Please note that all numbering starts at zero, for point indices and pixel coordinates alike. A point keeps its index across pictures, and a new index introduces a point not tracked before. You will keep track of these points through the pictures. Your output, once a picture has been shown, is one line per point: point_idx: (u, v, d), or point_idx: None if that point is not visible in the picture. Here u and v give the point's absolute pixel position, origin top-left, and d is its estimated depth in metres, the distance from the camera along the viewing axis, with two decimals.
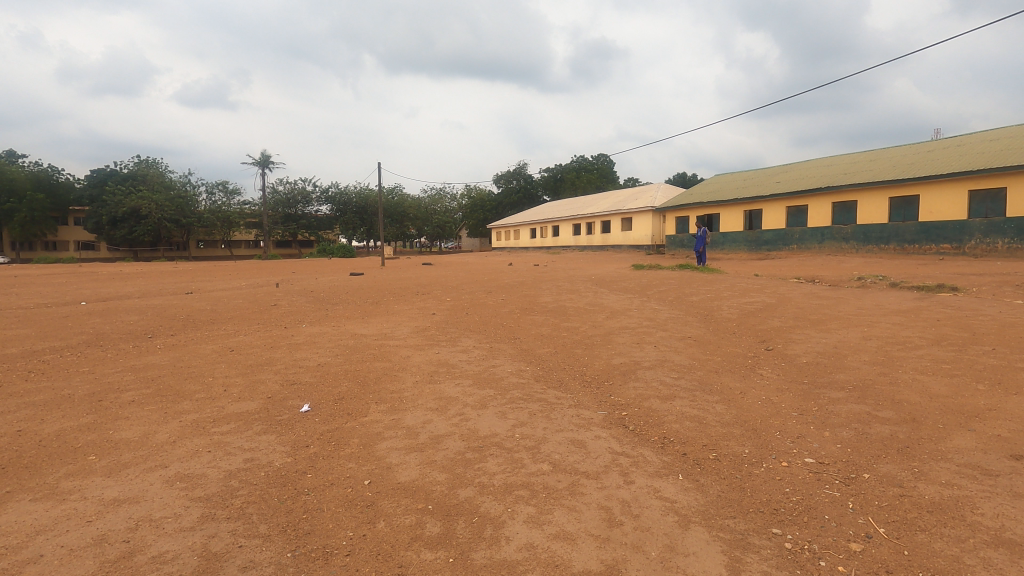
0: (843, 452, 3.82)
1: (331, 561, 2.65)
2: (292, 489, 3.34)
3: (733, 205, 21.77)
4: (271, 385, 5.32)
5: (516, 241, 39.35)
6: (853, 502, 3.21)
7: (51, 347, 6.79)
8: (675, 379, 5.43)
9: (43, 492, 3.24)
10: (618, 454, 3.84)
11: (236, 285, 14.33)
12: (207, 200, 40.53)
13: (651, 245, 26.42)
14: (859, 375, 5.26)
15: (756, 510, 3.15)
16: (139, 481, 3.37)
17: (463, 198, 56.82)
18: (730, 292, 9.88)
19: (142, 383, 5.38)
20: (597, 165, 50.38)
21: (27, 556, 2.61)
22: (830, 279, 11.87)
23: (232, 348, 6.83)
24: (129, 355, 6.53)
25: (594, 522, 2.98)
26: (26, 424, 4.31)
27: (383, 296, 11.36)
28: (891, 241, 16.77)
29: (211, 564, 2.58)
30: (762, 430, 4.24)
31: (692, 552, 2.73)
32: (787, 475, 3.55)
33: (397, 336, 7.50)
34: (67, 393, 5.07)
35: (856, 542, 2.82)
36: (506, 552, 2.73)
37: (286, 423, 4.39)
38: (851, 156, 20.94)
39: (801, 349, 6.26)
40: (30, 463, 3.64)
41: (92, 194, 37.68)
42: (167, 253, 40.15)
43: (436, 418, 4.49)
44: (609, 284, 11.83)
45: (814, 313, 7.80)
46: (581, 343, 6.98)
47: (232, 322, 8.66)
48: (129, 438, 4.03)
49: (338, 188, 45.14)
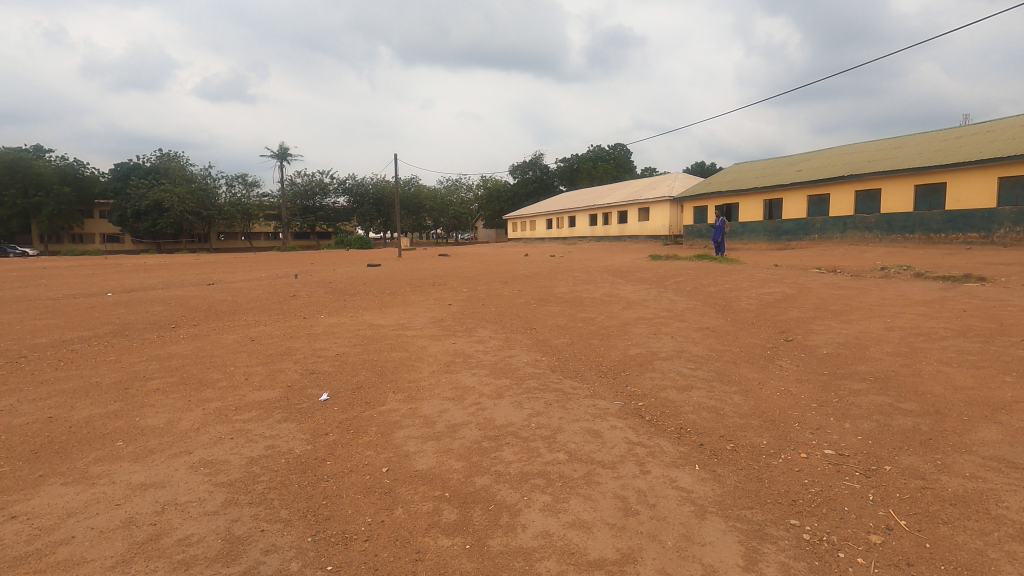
0: (863, 444, 3.76)
1: (350, 546, 2.70)
2: (312, 475, 3.41)
3: (752, 194, 21.42)
4: (291, 374, 5.42)
5: (532, 232, 39.29)
6: (874, 494, 3.17)
7: (79, 337, 6.97)
8: (692, 370, 5.40)
9: (74, 476, 3.34)
10: (634, 444, 3.83)
11: (256, 276, 14.50)
12: (227, 192, 41.13)
13: (668, 236, 26.17)
14: (881, 367, 5.16)
15: (774, 501, 3.13)
16: (165, 467, 3.46)
17: (479, 189, 56.77)
18: (749, 282, 9.74)
19: (167, 371, 5.52)
20: (615, 154, 49.88)
21: (59, 538, 2.70)
22: (852, 269, 11.64)
23: (253, 338, 6.95)
24: (153, 345, 6.68)
25: (610, 511, 2.99)
26: (57, 411, 4.45)
27: (400, 287, 11.40)
28: (916, 231, 16.38)
29: (234, 548, 2.64)
30: (781, 421, 4.20)
31: (708, 542, 2.72)
32: (806, 466, 3.51)
33: (414, 327, 7.55)
34: (94, 381, 5.21)
35: (875, 534, 2.79)
36: (522, 539, 2.75)
37: (305, 411, 4.47)
38: (875, 143, 20.49)
39: (821, 341, 6.16)
40: (60, 448, 3.76)
41: (116, 188, 38.58)
42: (189, 245, 40.82)
43: (453, 407, 4.53)
44: (625, 274, 11.78)
45: (836, 304, 7.66)
46: (597, 334, 6.97)
47: (252, 312, 8.80)
48: (155, 425, 4.14)
49: (354, 180, 45.49)
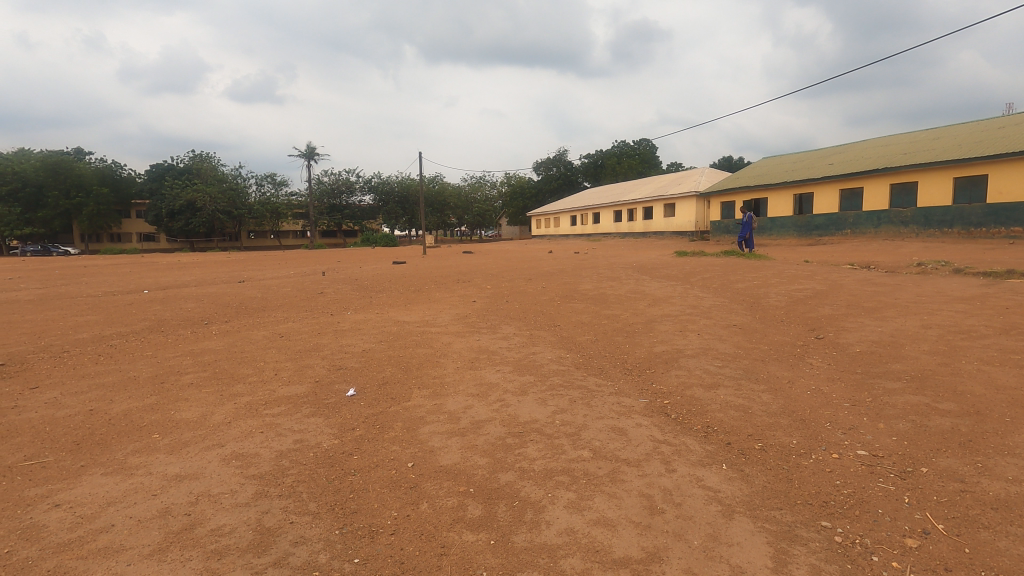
0: (898, 445, 3.66)
1: (376, 539, 2.74)
2: (339, 469, 3.46)
3: (782, 188, 20.93)
4: (318, 370, 5.51)
5: (556, 228, 39.16)
6: (909, 497, 3.07)
7: (118, 333, 7.23)
8: (720, 367, 5.32)
9: (113, 467, 3.47)
10: (659, 442, 3.79)
11: (284, 274, 14.75)
12: (256, 192, 42.13)
13: (695, 232, 25.79)
14: (917, 365, 5.00)
15: (805, 502, 3.07)
16: (199, 459, 3.56)
17: (502, 185, 56.71)
18: (778, 278, 9.53)
19: (200, 366, 5.68)
20: (640, 149, 49.38)
21: (100, 525, 2.81)
22: (887, 265, 11.30)
23: (282, 334, 7.10)
24: (187, 341, 6.88)
25: (635, 509, 2.97)
26: (98, 404, 4.62)
27: (426, 284, 11.49)
28: (955, 225, 15.78)
29: (265, 539, 2.71)
30: (812, 421, 4.11)
31: (735, 542, 2.68)
32: (838, 467, 3.43)
33: (438, 323, 7.62)
34: (132, 376, 5.39)
35: (911, 538, 2.71)
36: (547, 535, 2.75)
37: (333, 406, 4.55)
38: (912, 135, 19.80)
39: (854, 338, 6.01)
40: (100, 439, 3.90)
41: (152, 189, 39.92)
42: (221, 244, 41.90)
43: (477, 403, 4.56)
44: (651, 271, 11.67)
45: (869, 301, 7.45)
46: (622, 331, 6.91)
47: (281, 309, 8.99)
48: (188, 419, 4.27)
49: (379, 179, 46.07)
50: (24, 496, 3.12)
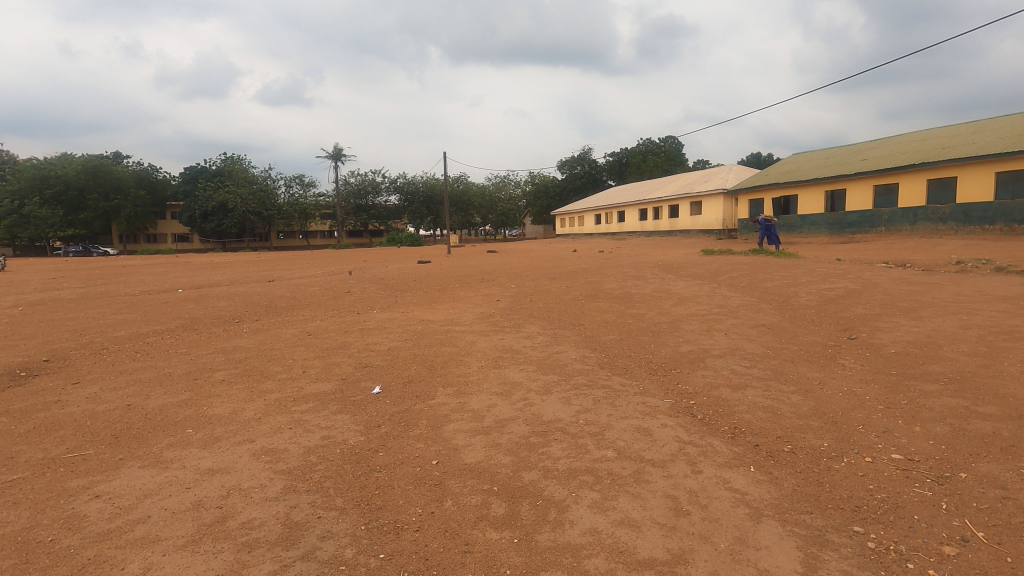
0: (936, 449, 3.54)
1: (401, 536, 2.77)
2: (365, 465, 3.51)
3: (813, 185, 20.43)
4: (345, 367, 5.60)
5: (580, 228, 38.95)
6: (947, 503, 2.97)
7: (154, 330, 7.46)
8: (748, 368, 5.22)
9: (149, 460, 3.58)
10: (685, 443, 3.74)
11: (311, 274, 14.97)
12: (285, 193, 42.98)
13: (722, 230, 25.37)
14: (957, 367, 4.83)
15: (836, 506, 2.99)
16: (230, 454, 3.66)
17: (526, 184, 56.59)
18: (809, 277, 9.30)
19: (231, 363, 5.83)
20: (666, 147, 48.77)
21: (137, 516, 2.91)
22: (923, 264, 10.93)
23: (310, 332, 7.23)
24: (219, 338, 7.07)
25: (660, 510, 2.94)
26: (135, 399, 4.78)
27: (450, 283, 11.57)
28: (997, 221, 15.17)
29: (293, 533, 2.76)
30: (843, 423, 4.00)
31: (763, 546, 2.63)
32: (872, 471, 3.33)
33: (462, 322, 7.66)
34: (167, 372, 5.56)
35: (949, 545, 2.62)
36: (571, 535, 2.75)
37: (359, 403, 4.62)
38: (951, 128, 19.12)
39: (889, 339, 5.83)
40: (137, 433, 4.04)
41: (185, 190, 41.09)
42: (252, 244, 42.87)
43: (501, 402, 4.57)
44: (677, 269, 11.53)
45: (905, 300, 7.23)
46: (647, 330, 6.85)
47: (309, 307, 9.17)
48: (220, 414, 4.38)
49: (405, 179, 46.51)
50: (67, 486, 3.25)
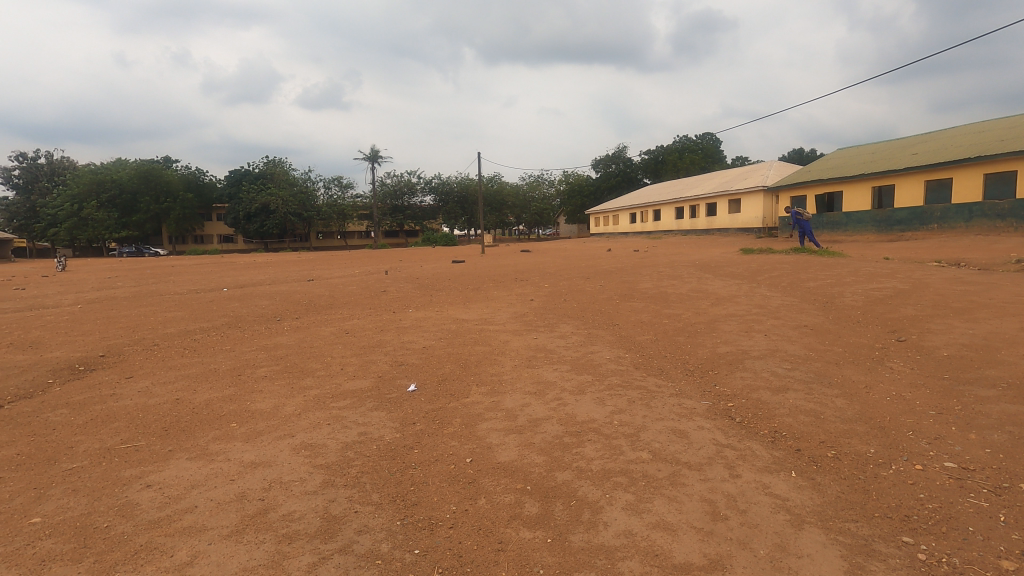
0: (993, 458, 3.36)
1: (436, 532, 2.80)
2: (400, 462, 3.57)
3: (859, 181, 19.65)
4: (381, 365, 5.71)
5: (615, 227, 38.61)
6: (1006, 515, 2.81)
7: (200, 328, 7.76)
8: (789, 370, 5.06)
9: (196, 452, 3.73)
10: (723, 446, 3.66)
11: (349, 273, 15.30)
12: (324, 194, 44.07)
13: (762, 228, 24.67)
14: (1016, 372, 4.56)
15: (883, 515, 2.87)
16: (271, 447, 3.78)
17: (560, 183, 56.33)
18: (854, 276, 8.97)
19: (273, 360, 6.02)
20: (703, 145, 47.85)
21: (185, 506, 3.03)
22: (979, 262, 10.39)
23: (347, 330, 7.39)
24: (261, 335, 7.30)
25: (696, 514, 2.89)
26: (183, 393, 4.98)
27: (483, 283, 11.65)
28: None
29: (331, 526, 2.83)
30: (891, 429, 3.84)
31: (806, 554, 2.55)
32: (922, 479, 3.19)
33: (496, 321, 7.69)
34: (212, 368, 5.78)
35: (1008, 560, 2.48)
36: (605, 536, 2.73)
37: (394, 401, 4.69)
38: (1011, 119, 18.09)
39: (941, 341, 5.56)
40: (185, 426, 4.21)
41: (230, 192, 42.60)
42: (292, 244, 44.14)
43: (535, 401, 4.56)
44: (715, 268, 11.29)
45: (959, 300, 6.89)
46: (684, 330, 6.73)
47: (346, 306, 9.36)
48: (262, 409, 4.53)
49: (440, 179, 46.95)
50: (121, 475, 3.42)
